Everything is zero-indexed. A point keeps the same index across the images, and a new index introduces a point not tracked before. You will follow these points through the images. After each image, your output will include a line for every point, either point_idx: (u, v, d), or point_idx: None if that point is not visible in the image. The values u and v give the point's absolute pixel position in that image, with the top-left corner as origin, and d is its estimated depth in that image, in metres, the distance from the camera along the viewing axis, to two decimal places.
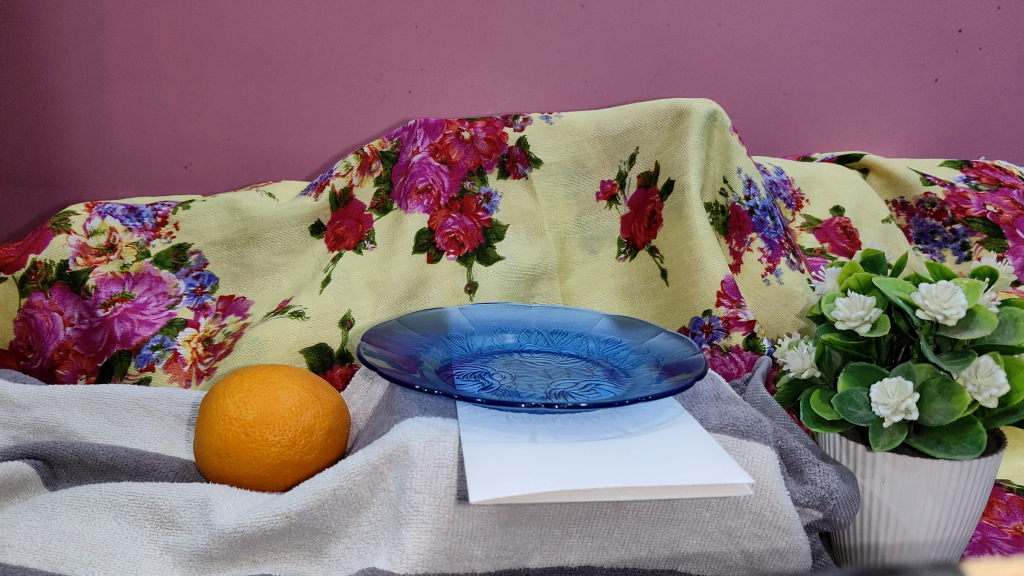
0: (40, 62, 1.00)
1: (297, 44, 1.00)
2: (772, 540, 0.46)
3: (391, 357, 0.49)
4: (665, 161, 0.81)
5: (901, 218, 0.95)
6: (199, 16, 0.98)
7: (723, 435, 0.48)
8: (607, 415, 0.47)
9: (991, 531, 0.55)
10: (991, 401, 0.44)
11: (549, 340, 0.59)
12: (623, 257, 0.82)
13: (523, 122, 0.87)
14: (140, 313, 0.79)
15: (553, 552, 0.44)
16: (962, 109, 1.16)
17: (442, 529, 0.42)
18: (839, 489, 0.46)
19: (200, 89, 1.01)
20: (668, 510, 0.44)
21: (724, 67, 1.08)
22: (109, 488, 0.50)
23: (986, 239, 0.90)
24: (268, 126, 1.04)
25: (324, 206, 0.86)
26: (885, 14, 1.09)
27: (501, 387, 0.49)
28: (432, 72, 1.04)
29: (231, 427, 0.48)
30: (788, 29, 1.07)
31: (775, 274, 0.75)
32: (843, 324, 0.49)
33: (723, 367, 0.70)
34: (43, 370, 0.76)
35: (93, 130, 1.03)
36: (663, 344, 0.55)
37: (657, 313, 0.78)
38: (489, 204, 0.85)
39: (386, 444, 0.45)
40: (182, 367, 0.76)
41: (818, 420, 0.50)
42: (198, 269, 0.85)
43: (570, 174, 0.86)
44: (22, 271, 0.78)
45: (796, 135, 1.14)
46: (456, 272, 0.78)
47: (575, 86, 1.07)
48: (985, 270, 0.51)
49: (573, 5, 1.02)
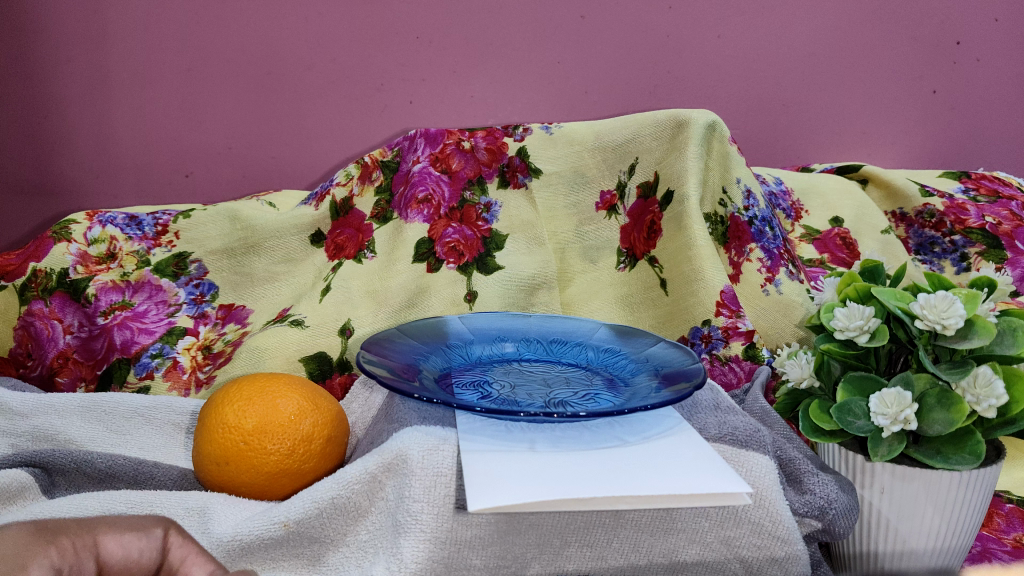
0: (42, 71, 1.00)
1: (299, 53, 1.01)
2: (771, 550, 0.45)
3: (391, 366, 0.49)
4: (664, 171, 0.82)
5: (900, 229, 0.96)
6: (201, 26, 0.99)
7: (722, 445, 0.48)
8: (607, 425, 0.47)
9: (991, 542, 0.55)
10: (990, 411, 0.44)
11: (548, 350, 0.60)
12: (622, 267, 0.83)
13: (523, 132, 0.88)
14: (140, 321, 0.80)
15: (552, 562, 0.44)
16: (961, 121, 1.16)
17: (441, 538, 0.42)
18: (839, 499, 0.46)
19: (202, 99, 1.02)
20: (668, 519, 0.44)
21: (723, 78, 1.09)
22: (131, 494, 0.50)
23: (985, 250, 0.90)
24: (268, 135, 1.04)
25: (324, 215, 0.86)
26: (884, 26, 1.09)
27: (501, 396, 0.49)
28: (433, 82, 1.04)
29: (231, 435, 0.48)
30: (787, 41, 1.08)
31: (775, 284, 0.75)
32: (842, 333, 0.49)
33: (723, 377, 0.70)
34: (43, 378, 0.76)
35: (93, 139, 1.03)
36: (663, 353, 0.56)
37: (656, 323, 0.78)
38: (489, 214, 0.85)
39: (385, 453, 0.44)
40: (182, 376, 0.75)
41: (818, 430, 0.50)
42: (198, 277, 0.85)
43: (570, 184, 0.86)
44: (22, 278, 0.78)
45: (795, 146, 1.14)
46: (456, 280, 0.79)
47: (576, 96, 1.07)
48: (984, 279, 0.51)
49: (573, 16, 1.03)
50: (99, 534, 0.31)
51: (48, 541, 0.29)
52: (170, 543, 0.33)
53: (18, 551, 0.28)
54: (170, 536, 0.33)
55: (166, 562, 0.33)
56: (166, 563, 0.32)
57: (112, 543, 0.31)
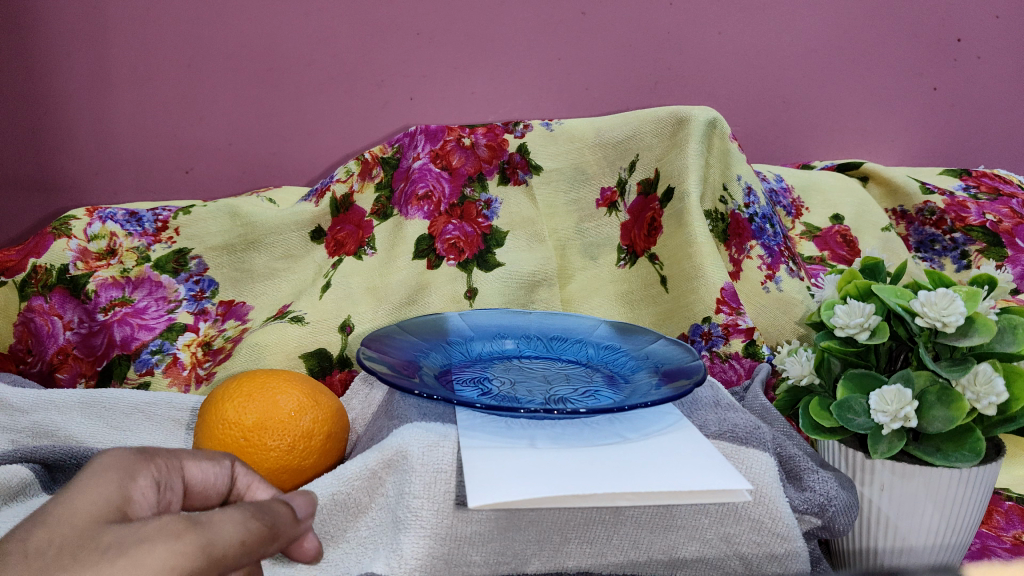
0: (42, 67, 1.00)
1: (299, 49, 1.01)
2: (770, 546, 0.45)
3: (391, 362, 0.49)
4: (665, 167, 0.82)
5: (900, 226, 0.96)
6: (201, 21, 0.99)
7: (722, 441, 0.48)
8: (607, 422, 0.47)
9: (991, 539, 0.55)
10: (990, 408, 0.44)
11: (548, 346, 0.60)
12: (623, 264, 0.83)
13: (523, 128, 0.88)
14: (140, 317, 0.79)
15: (552, 558, 0.44)
16: (962, 118, 1.16)
17: (442, 534, 0.42)
18: (838, 496, 0.46)
19: (202, 95, 1.02)
20: (667, 515, 0.44)
21: (724, 75, 1.09)
22: None
23: (985, 248, 0.90)
24: (268, 131, 1.04)
25: (324, 211, 0.86)
26: (885, 23, 1.09)
27: (501, 393, 0.49)
28: (434, 79, 1.04)
29: (231, 432, 0.48)
30: (788, 37, 1.08)
31: (775, 281, 0.75)
32: (843, 331, 0.49)
33: (723, 374, 0.70)
34: (43, 374, 0.76)
35: (93, 135, 1.03)
36: (663, 350, 0.56)
37: (656, 320, 0.78)
38: (489, 210, 0.85)
39: (385, 449, 0.45)
40: (182, 372, 0.75)
41: (818, 427, 0.50)
42: (198, 273, 0.85)
43: (570, 181, 0.86)
44: (22, 274, 0.78)
45: (795, 143, 1.14)
46: (456, 277, 0.79)
47: (576, 92, 1.07)
48: (984, 277, 0.51)
49: (574, 13, 1.03)
50: (185, 459, 0.35)
51: (149, 460, 0.32)
52: (236, 471, 0.38)
53: (128, 466, 0.30)
54: (236, 467, 0.38)
55: (233, 488, 0.37)
56: (232, 489, 0.37)
57: (195, 469, 0.35)
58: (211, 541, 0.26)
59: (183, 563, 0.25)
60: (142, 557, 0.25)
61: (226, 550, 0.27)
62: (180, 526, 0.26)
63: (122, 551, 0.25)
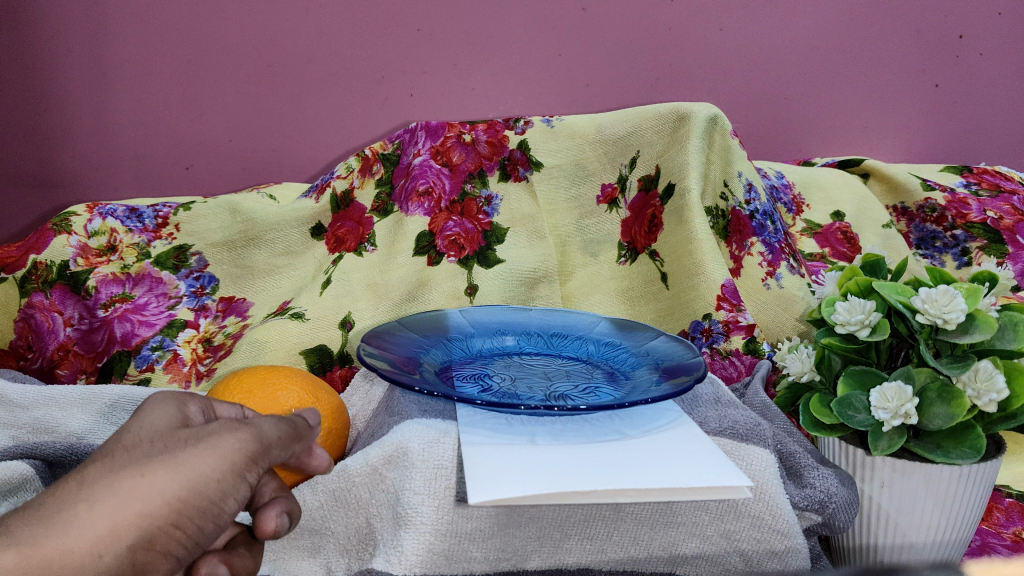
0: (42, 63, 1.00)
1: (299, 45, 1.01)
2: (771, 543, 0.45)
3: (391, 358, 0.49)
4: (665, 164, 0.82)
5: (901, 223, 0.96)
6: (201, 17, 0.98)
7: (722, 438, 0.48)
8: (607, 418, 0.47)
9: (990, 536, 0.55)
10: (990, 405, 0.45)
11: (549, 343, 0.60)
12: (623, 260, 0.82)
13: (524, 124, 0.88)
14: (140, 314, 0.79)
15: (552, 554, 0.45)
16: (963, 115, 1.16)
17: (442, 530, 0.42)
18: (838, 493, 0.46)
19: (202, 91, 1.02)
20: (667, 512, 0.45)
21: (724, 71, 1.09)
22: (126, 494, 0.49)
23: (986, 245, 0.90)
24: (269, 127, 1.04)
25: (324, 208, 0.86)
26: (887, 19, 1.09)
27: (501, 389, 0.49)
28: (434, 75, 1.04)
29: None
30: (789, 34, 1.08)
31: (775, 279, 0.75)
32: (843, 328, 0.49)
33: (723, 371, 0.69)
34: (42, 370, 0.75)
35: (93, 132, 1.03)
36: (663, 347, 0.56)
37: (657, 317, 0.78)
38: (489, 207, 0.85)
39: (386, 445, 0.45)
40: (182, 368, 0.75)
41: (818, 424, 0.50)
42: (199, 270, 0.85)
43: (571, 178, 0.86)
44: (22, 271, 0.78)
45: (797, 140, 1.14)
46: (456, 274, 0.79)
47: (577, 89, 1.07)
48: (985, 274, 0.51)
49: (574, 9, 1.03)
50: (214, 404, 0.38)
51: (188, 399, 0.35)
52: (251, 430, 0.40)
53: (173, 399, 0.34)
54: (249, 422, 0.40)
55: None
56: None
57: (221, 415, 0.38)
58: (261, 432, 0.32)
59: (247, 445, 0.31)
60: (217, 441, 0.30)
61: (273, 440, 0.33)
62: (236, 424, 0.32)
63: (200, 439, 0.30)
